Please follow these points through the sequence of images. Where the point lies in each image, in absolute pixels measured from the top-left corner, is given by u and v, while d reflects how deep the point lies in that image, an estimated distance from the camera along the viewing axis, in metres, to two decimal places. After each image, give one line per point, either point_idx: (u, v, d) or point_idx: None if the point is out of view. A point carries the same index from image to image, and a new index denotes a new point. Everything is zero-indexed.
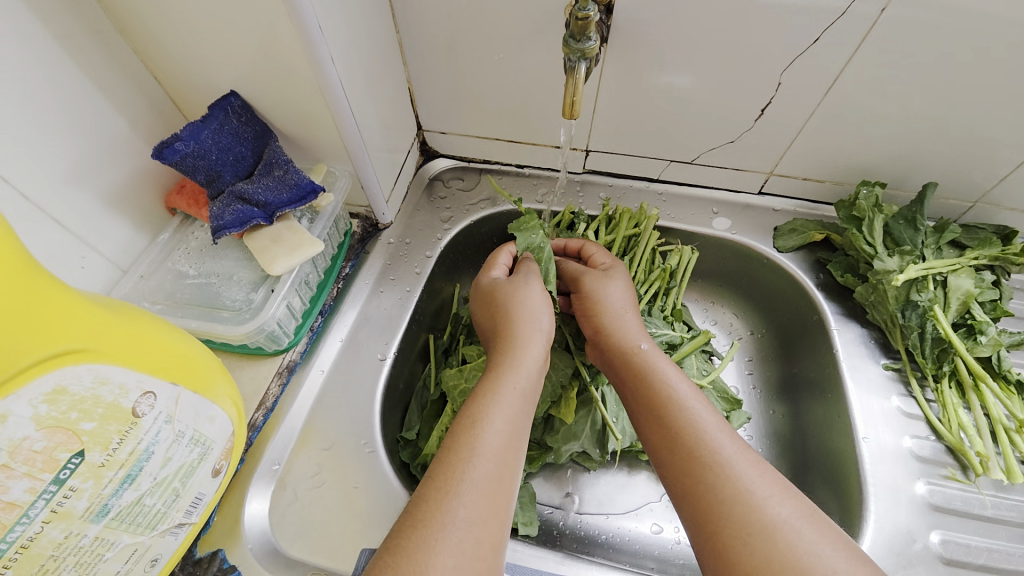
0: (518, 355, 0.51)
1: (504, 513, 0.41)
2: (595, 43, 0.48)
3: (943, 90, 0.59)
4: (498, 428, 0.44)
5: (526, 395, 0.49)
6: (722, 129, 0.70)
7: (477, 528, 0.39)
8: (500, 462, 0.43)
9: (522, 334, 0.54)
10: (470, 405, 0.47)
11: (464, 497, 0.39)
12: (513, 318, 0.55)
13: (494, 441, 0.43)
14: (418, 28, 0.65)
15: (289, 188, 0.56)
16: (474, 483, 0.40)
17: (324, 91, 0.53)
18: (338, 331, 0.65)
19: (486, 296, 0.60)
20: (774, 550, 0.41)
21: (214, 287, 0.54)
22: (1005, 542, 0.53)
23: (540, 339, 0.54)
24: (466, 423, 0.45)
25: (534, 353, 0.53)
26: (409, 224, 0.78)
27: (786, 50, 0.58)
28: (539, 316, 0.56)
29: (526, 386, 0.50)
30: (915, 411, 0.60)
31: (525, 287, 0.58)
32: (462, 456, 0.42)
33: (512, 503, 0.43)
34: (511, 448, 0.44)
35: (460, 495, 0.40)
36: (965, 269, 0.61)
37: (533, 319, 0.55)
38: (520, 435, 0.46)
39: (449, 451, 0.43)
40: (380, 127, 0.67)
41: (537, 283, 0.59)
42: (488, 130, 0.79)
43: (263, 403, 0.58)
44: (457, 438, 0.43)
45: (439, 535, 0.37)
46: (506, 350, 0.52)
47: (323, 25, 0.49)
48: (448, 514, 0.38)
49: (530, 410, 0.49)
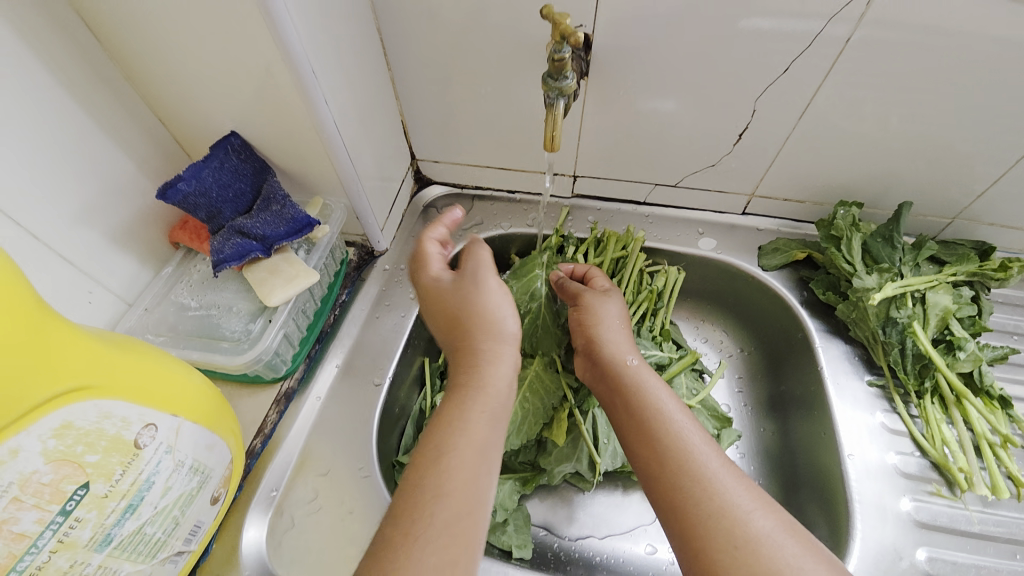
0: (484, 377, 0.49)
1: (475, 543, 0.40)
2: (572, 81, 0.52)
3: (907, 113, 0.62)
4: (464, 462, 0.43)
5: (495, 417, 0.47)
6: (703, 153, 0.73)
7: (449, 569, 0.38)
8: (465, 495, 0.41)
9: (483, 348, 0.51)
10: (433, 434, 0.45)
11: (429, 541, 0.38)
12: (473, 330, 0.52)
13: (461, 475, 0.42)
14: (409, 65, 0.69)
15: (286, 222, 0.58)
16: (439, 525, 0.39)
17: (319, 129, 0.57)
18: (334, 357, 0.67)
19: (430, 298, 0.57)
20: (758, 564, 0.42)
21: (215, 318, 0.56)
22: (992, 558, 0.54)
23: (506, 356, 0.52)
24: (427, 459, 0.43)
25: (504, 372, 0.51)
26: (404, 251, 0.81)
27: (756, 80, 0.62)
28: (503, 323, 0.53)
29: (495, 407, 0.48)
30: (899, 427, 0.61)
31: (477, 286, 0.54)
32: (427, 496, 0.41)
33: (484, 534, 0.42)
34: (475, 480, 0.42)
35: (422, 537, 0.39)
36: (943, 285, 0.62)
37: (491, 325, 0.52)
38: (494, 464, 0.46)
39: (410, 487, 0.42)
40: (374, 160, 0.70)
41: (490, 278, 0.55)
42: (479, 159, 0.82)
43: (262, 430, 0.60)
44: (421, 474, 0.42)
45: None
46: (466, 371, 0.50)
47: (317, 70, 0.53)
48: (415, 561, 0.37)
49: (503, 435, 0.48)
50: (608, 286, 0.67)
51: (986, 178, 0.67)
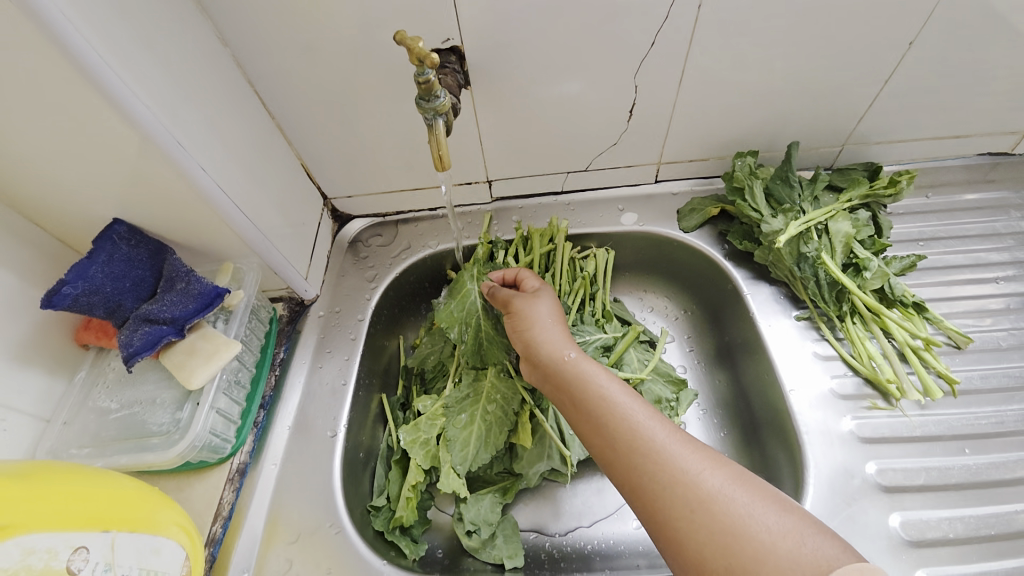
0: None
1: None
2: (444, 99, 0.52)
3: (773, 59, 0.65)
4: None
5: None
6: (602, 134, 0.74)
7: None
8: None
9: None
10: None
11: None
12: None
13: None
14: (292, 109, 0.68)
15: (194, 298, 0.57)
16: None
17: (205, 198, 0.55)
18: (284, 419, 0.66)
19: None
20: (714, 521, 0.44)
21: (139, 415, 0.55)
22: (940, 457, 0.57)
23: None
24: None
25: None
26: (337, 292, 0.79)
27: (629, 55, 0.64)
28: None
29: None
30: (831, 352, 0.65)
31: None
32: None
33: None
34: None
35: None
36: (841, 213, 0.66)
37: None
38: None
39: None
40: (280, 212, 0.68)
41: None
42: (391, 185, 0.81)
43: (219, 514, 0.58)
44: None
45: None
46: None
47: (184, 140, 0.51)
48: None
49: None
50: (539, 286, 0.69)
51: (861, 103, 0.71)
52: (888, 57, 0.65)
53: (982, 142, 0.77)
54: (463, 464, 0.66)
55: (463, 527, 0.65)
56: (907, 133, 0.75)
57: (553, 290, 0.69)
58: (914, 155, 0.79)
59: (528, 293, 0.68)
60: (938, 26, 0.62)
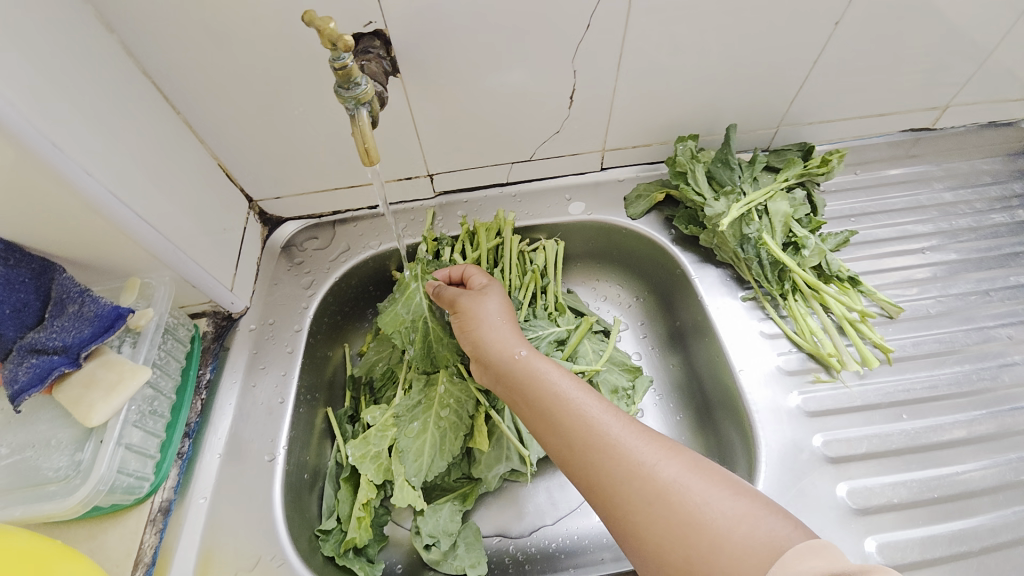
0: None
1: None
2: (366, 86, 0.47)
3: (708, 41, 0.65)
4: None
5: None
6: (544, 121, 0.72)
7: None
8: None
9: None
10: None
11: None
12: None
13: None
14: (200, 103, 0.61)
15: (89, 323, 0.50)
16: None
17: (93, 207, 0.48)
18: (213, 445, 0.59)
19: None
20: (672, 513, 0.43)
21: (32, 460, 0.48)
22: (880, 425, 0.59)
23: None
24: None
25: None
26: (270, 302, 0.73)
27: (566, 38, 0.61)
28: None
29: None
30: (777, 330, 0.66)
31: None
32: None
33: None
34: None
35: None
36: (779, 193, 0.67)
37: None
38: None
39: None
40: (194, 217, 0.61)
41: None
42: (323, 183, 0.75)
43: (140, 561, 0.52)
44: None
45: None
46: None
47: (58, 142, 0.44)
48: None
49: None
50: (486, 283, 0.66)
51: (793, 84, 0.72)
52: (817, 37, 0.66)
53: (903, 119, 0.80)
54: (418, 475, 0.62)
55: (421, 541, 0.62)
56: (836, 112, 0.78)
57: (501, 286, 0.67)
58: (843, 134, 0.82)
59: (475, 291, 0.65)
60: (861, 5, 0.63)
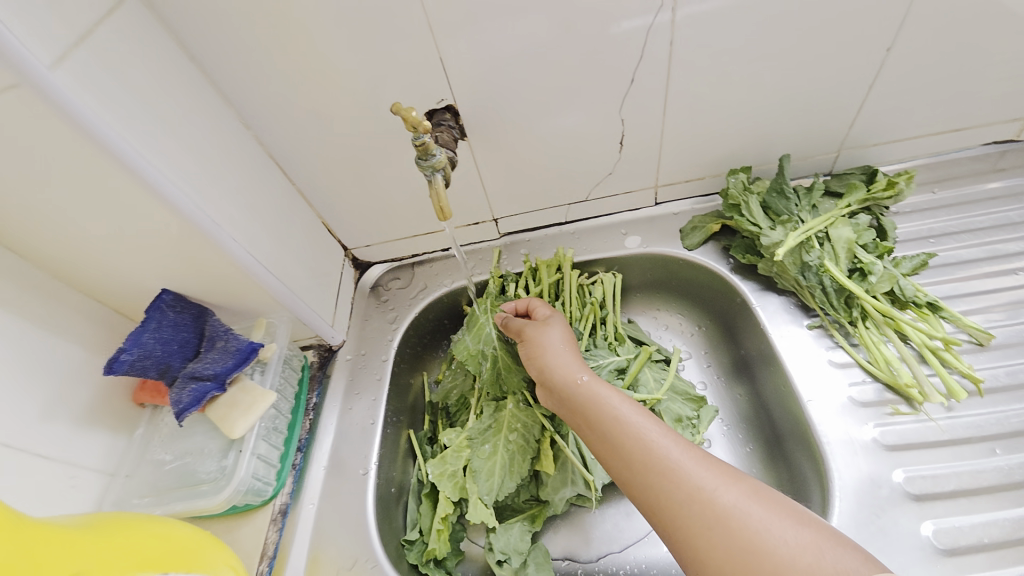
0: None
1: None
2: (440, 156, 0.57)
3: (752, 79, 0.68)
4: None
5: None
6: (597, 165, 0.78)
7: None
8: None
9: None
10: None
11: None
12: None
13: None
14: (311, 175, 0.75)
15: (232, 355, 0.63)
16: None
17: (238, 265, 0.61)
18: (319, 460, 0.70)
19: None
20: (731, 538, 0.44)
21: (190, 465, 0.60)
22: (970, 461, 0.55)
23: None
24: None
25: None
26: (362, 336, 0.84)
27: (613, 91, 0.68)
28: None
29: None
30: (847, 359, 0.64)
31: None
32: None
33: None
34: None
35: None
36: (841, 219, 0.67)
37: None
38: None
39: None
40: (304, 266, 0.74)
41: None
42: (405, 231, 0.87)
43: (265, 554, 0.62)
44: None
45: None
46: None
47: (216, 217, 0.58)
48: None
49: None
50: (550, 315, 0.72)
51: (849, 109, 0.73)
52: (867, 64, 0.67)
53: (985, 132, 0.76)
54: (490, 494, 0.67)
55: (494, 557, 0.67)
56: (903, 132, 0.76)
57: (562, 316, 0.73)
58: (915, 152, 0.79)
59: (540, 322, 0.71)
60: (913, 31, 0.63)
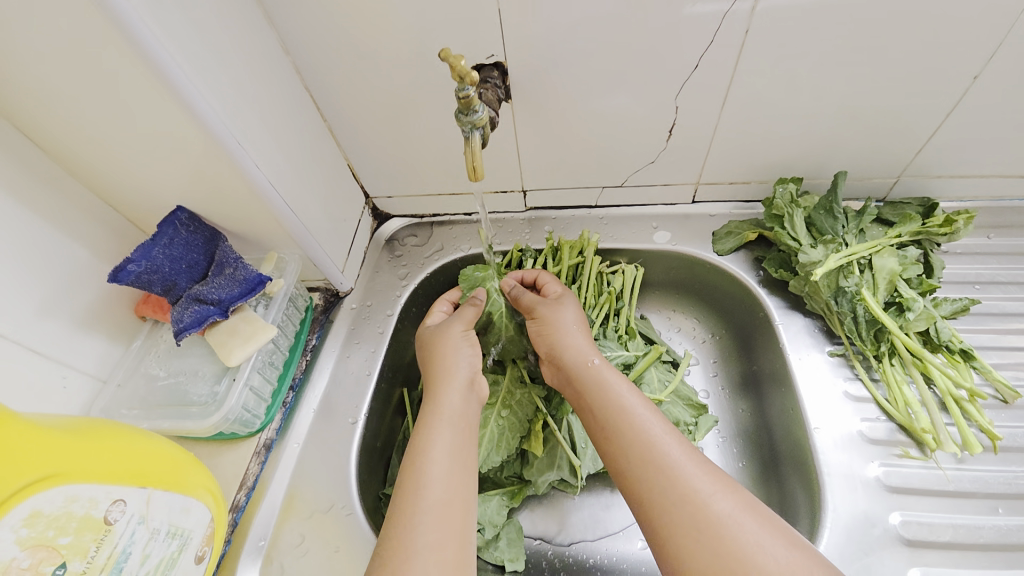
0: (440, 387, 0.54)
1: (466, 536, 0.43)
2: (482, 113, 0.53)
3: (825, 85, 0.63)
4: (441, 461, 0.47)
5: (459, 422, 0.51)
6: (640, 150, 0.74)
7: (440, 556, 0.41)
8: (447, 488, 0.45)
9: (442, 371, 0.56)
10: (413, 444, 0.49)
11: (421, 529, 0.42)
12: (431, 352, 0.59)
13: (438, 470, 0.46)
14: (344, 113, 0.72)
15: (239, 283, 0.62)
16: (427, 512, 0.43)
17: (257, 193, 0.59)
18: (310, 402, 0.69)
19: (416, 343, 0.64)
20: (721, 545, 0.45)
21: (182, 385, 0.60)
22: (971, 516, 0.53)
23: (461, 353, 0.57)
24: (409, 462, 0.47)
25: (459, 371, 0.55)
26: (371, 286, 0.83)
27: (674, 75, 0.63)
28: (457, 345, 0.58)
29: (456, 411, 0.52)
30: (864, 394, 0.61)
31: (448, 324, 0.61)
32: (410, 490, 0.44)
33: (472, 531, 0.45)
34: (457, 474, 0.47)
35: (416, 526, 0.42)
36: (887, 248, 0.63)
37: (455, 351, 0.58)
38: (467, 463, 0.48)
39: (400, 487, 0.45)
40: (323, 206, 0.72)
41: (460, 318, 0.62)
42: (429, 188, 0.84)
43: (244, 484, 0.62)
44: (404, 481, 0.46)
45: (403, 564, 0.39)
46: (433, 384, 0.55)
47: (242, 138, 0.55)
48: (409, 547, 0.41)
49: (472, 434, 0.51)
50: (562, 293, 0.71)
51: (919, 134, 0.68)
52: (949, 89, 0.62)
53: None
54: None
55: None
56: (970, 168, 0.71)
57: (576, 297, 0.71)
58: (977, 192, 0.74)
59: (554, 299, 0.70)
60: (1009, 59, 0.58)
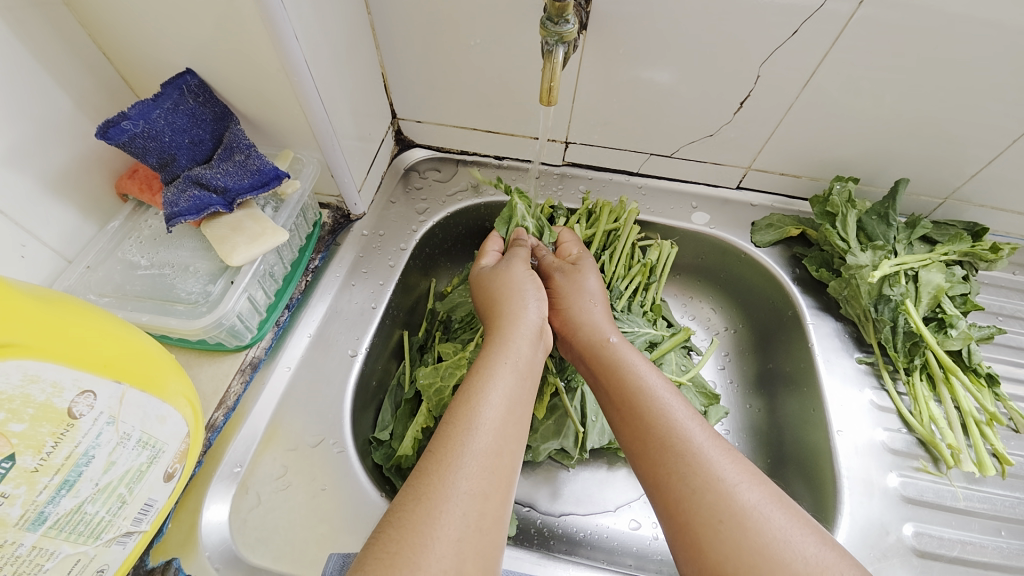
0: (508, 334, 0.51)
1: (506, 489, 0.40)
2: (572, 26, 0.50)
3: (915, 88, 0.59)
4: (497, 404, 0.44)
5: (523, 371, 0.48)
6: (702, 121, 0.69)
7: (480, 501, 0.38)
8: (498, 434, 0.42)
9: (510, 313, 0.54)
10: (467, 381, 0.46)
11: (465, 470, 0.39)
12: (502, 298, 0.57)
13: (494, 415, 0.43)
14: (390, 8, 0.62)
15: (251, 174, 0.53)
16: (473, 454, 0.40)
17: (288, 71, 0.50)
18: (306, 325, 0.63)
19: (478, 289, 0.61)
20: (745, 538, 0.38)
21: (168, 279, 0.52)
22: (977, 534, 0.55)
23: (530, 302, 0.56)
24: (464, 399, 0.44)
25: (529, 321, 0.54)
26: (384, 215, 0.75)
27: (766, 44, 0.58)
28: (526, 291, 0.57)
29: (521, 360, 0.49)
30: (887, 403, 0.62)
31: (507, 270, 0.60)
32: (459, 429, 0.41)
33: (514, 484, 0.42)
34: (511, 422, 0.44)
35: (460, 468, 0.39)
36: (936, 264, 0.63)
37: (520, 296, 0.56)
38: (521, 415, 0.46)
39: (447, 425, 0.42)
40: (350, 111, 0.63)
41: (520, 265, 0.61)
42: (465, 120, 0.76)
43: (224, 402, 0.55)
44: (455, 413, 0.43)
45: (441, 507, 0.36)
46: (500, 327, 0.53)
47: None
48: (450, 487, 0.38)
49: (532, 385, 0.49)
50: (579, 256, 0.67)
51: (982, 160, 0.66)
52: None
53: None
54: None
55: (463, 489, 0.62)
56: (1016, 203, 0.70)
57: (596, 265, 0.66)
58: (1011, 228, 0.74)
59: (573, 264, 0.65)
60: None
